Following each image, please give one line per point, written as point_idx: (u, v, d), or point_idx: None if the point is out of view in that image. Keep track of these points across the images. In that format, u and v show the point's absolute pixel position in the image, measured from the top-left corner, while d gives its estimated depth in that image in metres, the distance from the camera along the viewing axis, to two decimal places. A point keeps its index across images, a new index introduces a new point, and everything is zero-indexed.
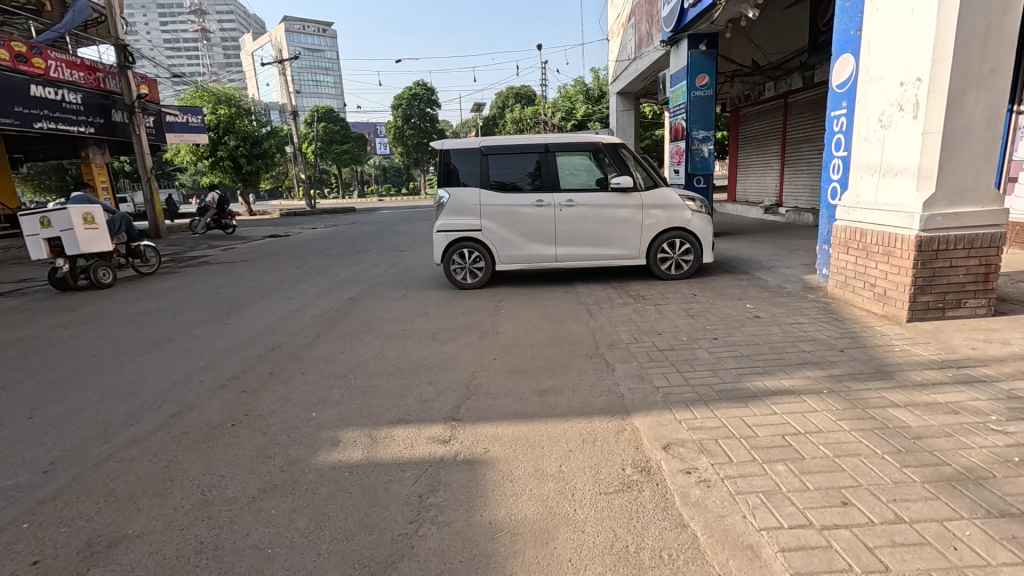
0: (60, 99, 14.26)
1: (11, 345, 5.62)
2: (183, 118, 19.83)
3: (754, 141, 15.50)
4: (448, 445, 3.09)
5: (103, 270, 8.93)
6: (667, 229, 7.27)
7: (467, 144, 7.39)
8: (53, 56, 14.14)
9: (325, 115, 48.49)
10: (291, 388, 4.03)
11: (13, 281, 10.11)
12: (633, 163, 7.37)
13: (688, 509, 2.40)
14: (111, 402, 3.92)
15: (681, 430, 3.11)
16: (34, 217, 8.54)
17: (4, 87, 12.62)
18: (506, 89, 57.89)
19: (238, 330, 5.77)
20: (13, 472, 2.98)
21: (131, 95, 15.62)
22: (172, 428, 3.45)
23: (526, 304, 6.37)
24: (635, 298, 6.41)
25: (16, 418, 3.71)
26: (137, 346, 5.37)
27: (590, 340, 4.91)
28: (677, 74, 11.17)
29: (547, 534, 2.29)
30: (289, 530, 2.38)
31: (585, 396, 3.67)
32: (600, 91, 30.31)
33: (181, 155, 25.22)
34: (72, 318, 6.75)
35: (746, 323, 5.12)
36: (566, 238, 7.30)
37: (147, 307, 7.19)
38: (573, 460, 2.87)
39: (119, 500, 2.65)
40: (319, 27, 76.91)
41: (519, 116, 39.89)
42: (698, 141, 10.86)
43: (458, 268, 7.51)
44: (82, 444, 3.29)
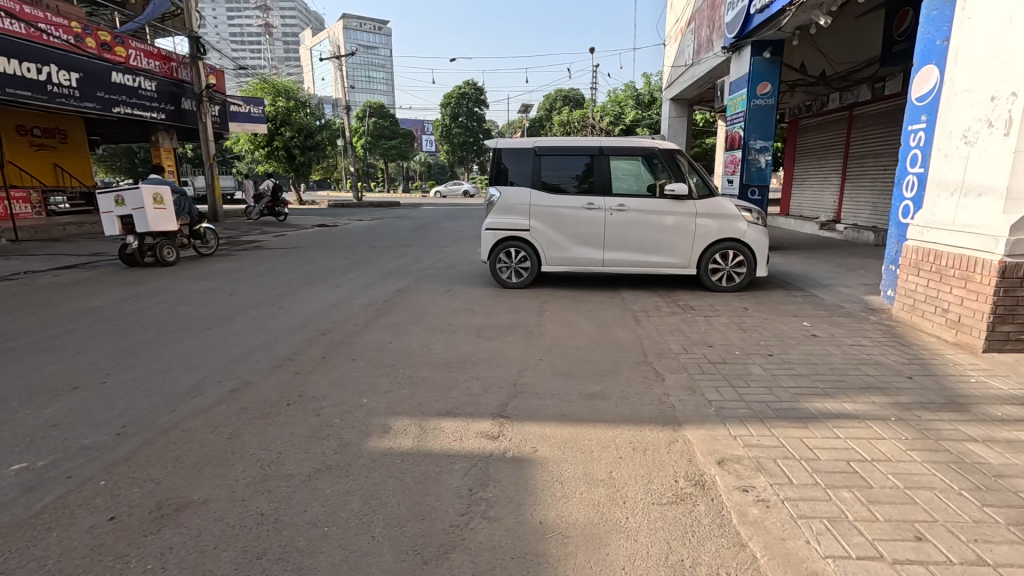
0: (137, 86, 15.13)
1: (83, 313, 5.99)
2: (246, 109, 20.73)
3: (813, 154, 14.92)
4: (497, 441, 3.10)
5: (168, 249, 9.44)
6: (719, 239, 7.08)
7: (520, 144, 7.39)
8: (133, 45, 15.05)
9: (377, 111, 49.78)
10: (342, 373, 4.14)
11: (87, 254, 10.81)
12: (688, 169, 7.21)
13: (746, 528, 2.32)
14: (175, 374, 4.11)
15: (735, 446, 3.01)
16: (109, 196, 9.07)
17: (87, 74, 13.57)
18: (554, 91, 58.07)
19: (291, 314, 5.97)
20: (89, 432, 3.17)
21: (201, 84, 16.42)
22: (232, 402, 3.60)
23: (571, 307, 6.33)
24: (684, 308, 6.27)
25: (91, 382, 3.95)
26: (198, 323, 5.63)
27: (638, 348, 4.82)
28: (737, 82, 10.87)
29: (600, 540, 2.26)
30: (344, 510, 2.44)
31: (634, 404, 3.61)
32: (650, 97, 29.95)
33: (240, 144, 26.43)
34: (139, 292, 7.14)
35: (802, 341, 4.93)
36: (614, 243, 7.22)
37: (206, 287, 7.54)
38: (624, 467, 2.82)
39: (186, 467, 2.78)
40: (375, 25, 79.09)
41: (566, 118, 39.79)
42: (755, 150, 10.51)
43: (503, 267, 7.54)
44: (150, 411, 3.47)
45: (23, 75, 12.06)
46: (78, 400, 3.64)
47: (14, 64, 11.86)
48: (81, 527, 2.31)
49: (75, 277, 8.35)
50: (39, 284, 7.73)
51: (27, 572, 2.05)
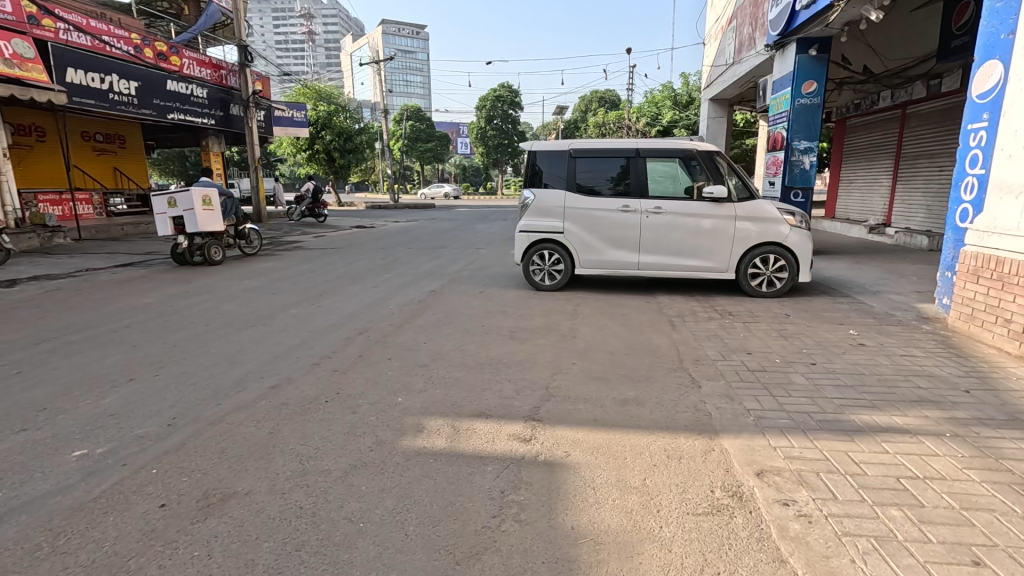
0: (189, 93, 15.88)
1: (137, 309, 6.34)
2: (290, 113, 21.43)
3: (861, 154, 14.30)
4: (529, 444, 3.10)
5: (215, 249, 9.87)
6: (759, 243, 6.87)
7: (555, 146, 7.38)
8: (187, 55, 15.85)
9: (415, 113, 50.58)
10: (378, 372, 4.24)
11: (141, 252, 11.45)
12: (727, 171, 7.04)
13: (786, 544, 2.24)
14: (220, 369, 4.29)
15: (776, 458, 2.91)
16: (163, 198, 9.54)
17: (145, 83, 14.36)
18: (590, 93, 58.09)
19: (330, 313, 6.14)
20: (143, 422, 3.35)
21: (248, 90, 17.06)
22: (272, 398, 3.73)
23: (605, 310, 6.27)
24: (722, 314, 6.11)
25: (145, 374, 4.17)
26: (242, 320, 5.86)
27: (674, 353, 4.73)
28: (781, 81, 10.53)
29: (632, 549, 2.23)
30: (378, 507, 2.48)
31: (668, 411, 3.54)
32: (688, 97, 29.45)
33: (284, 147, 27.43)
34: (189, 290, 7.48)
35: (848, 350, 4.72)
36: (650, 246, 7.10)
37: (250, 285, 7.84)
38: (658, 475, 2.78)
39: (231, 460, 2.90)
40: (413, 30, 80.87)
41: (602, 118, 39.41)
42: (799, 151, 10.16)
43: (536, 269, 7.51)
44: (197, 404, 3.64)
45: (88, 84, 12.84)
46: (133, 391, 3.86)
47: (80, 75, 12.66)
48: (134, 512, 2.44)
49: (130, 274, 8.85)
50: (99, 281, 8.21)
51: (87, 553, 2.18)
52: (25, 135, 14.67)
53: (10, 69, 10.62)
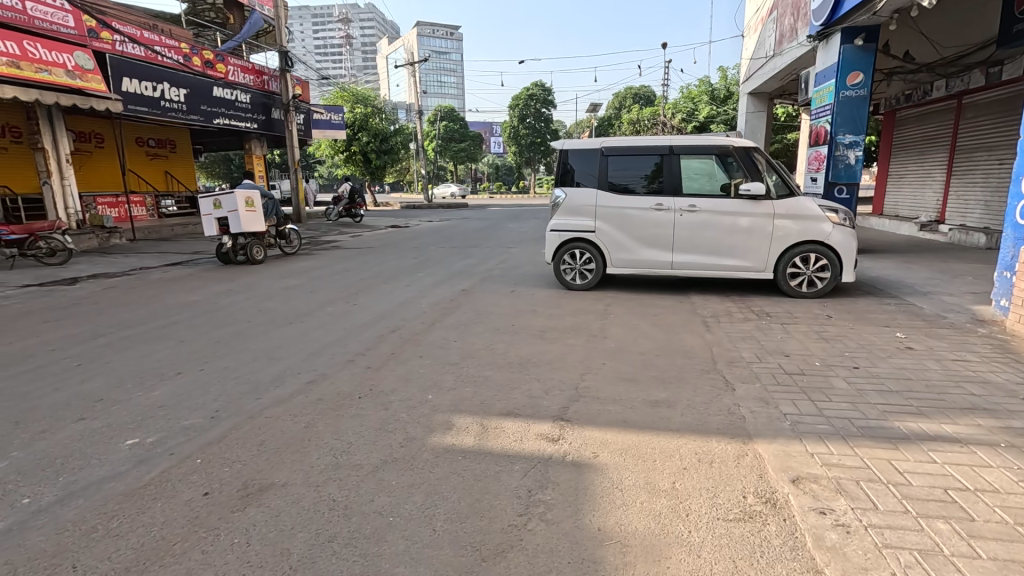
0: (234, 99, 16.55)
1: (184, 306, 6.66)
2: (328, 117, 22.01)
3: (912, 147, 13.60)
4: (556, 444, 3.10)
5: (257, 249, 10.26)
6: (799, 242, 6.64)
7: (587, 144, 7.31)
8: (232, 62, 16.52)
9: (449, 114, 51.10)
10: (409, 369, 4.32)
11: (189, 252, 12.00)
12: (765, 167, 6.85)
13: (822, 554, 2.17)
14: (261, 364, 4.47)
15: (812, 464, 2.82)
16: (209, 199, 9.94)
17: (193, 90, 15.04)
18: (624, 89, 57.43)
19: (364, 311, 6.29)
20: (189, 414, 3.53)
21: (288, 95, 17.62)
22: (309, 393, 3.86)
23: (637, 310, 6.19)
24: (759, 315, 5.93)
25: (191, 368, 4.38)
26: (282, 317, 6.08)
27: (707, 355, 4.62)
28: (824, 73, 10.13)
29: (659, 553, 2.20)
30: (407, 502, 2.54)
31: (700, 414, 3.47)
32: (726, 91, 28.75)
33: (323, 149, 28.23)
34: (232, 288, 7.80)
35: (894, 353, 4.51)
36: (684, 245, 6.97)
37: (289, 284, 8.10)
38: (688, 480, 2.73)
39: (269, 452, 3.02)
40: (447, 30, 81.59)
41: (636, 115, 38.85)
42: (844, 146, 9.74)
43: (567, 268, 7.46)
44: (239, 397, 3.80)
45: (141, 92, 13.54)
46: (180, 384, 4.06)
47: (135, 84, 13.38)
48: (180, 499, 2.57)
49: (179, 273, 9.29)
50: (150, 279, 8.65)
51: (137, 536, 2.31)
52: (85, 142, 15.63)
53: (72, 80, 11.34)
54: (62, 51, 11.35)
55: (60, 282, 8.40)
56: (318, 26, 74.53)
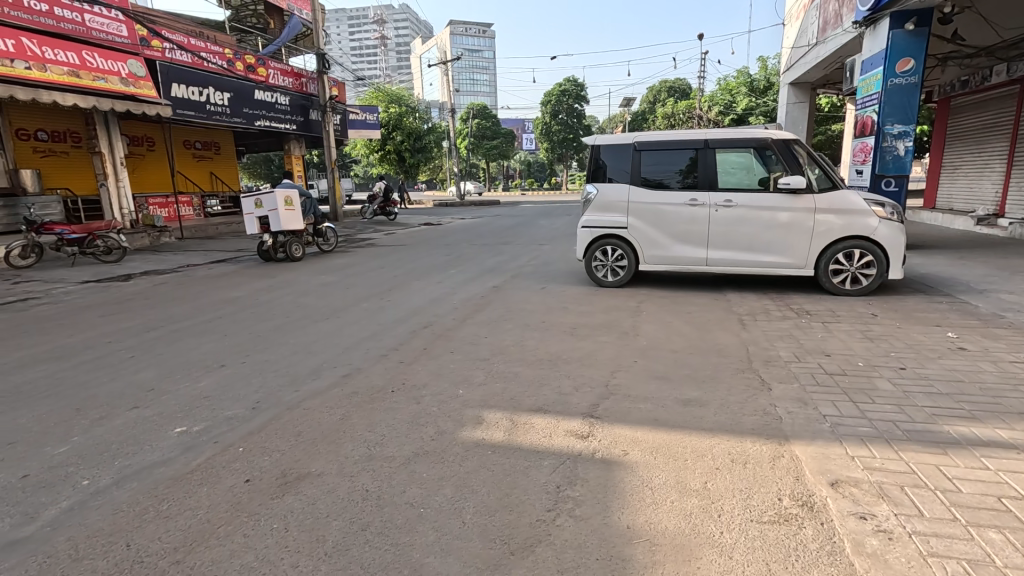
0: (274, 101, 17.10)
1: (227, 302, 6.94)
2: (363, 116, 22.45)
3: (969, 136, 12.83)
4: (586, 441, 3.10)
5: (296, 246, 10.59)
6: (842, 237, 6.39)
7: (619, 140, 7.20)
8: (272, 65, 17.08)
9: (481, 112, 51.33)
10: (441, 364, 4.38)
11: (233, 250, 12.49)
12: (806, 161, 6.61)
13: (862, 560, 2.09)
14: (299, 358, 4.63)
15: (853, 468, 2.72)
16: (251, 199, 10.31)
17: (236, 94, 15.63)
18: (659, 83, 56.45)
19: (397, 307, 6.42)
20: (232, 404, 3.69)
21: (325, 96, 18.08)
22: (344, 386, 3.97)
23: (670, 308, 6.09)
24: (798, 313, 5.73)
25: (234, 361, 4.58)
26: (319, 313, 6.26)
27: (742, 354, 4.50)
28: (871, 60, 9.67)
29: (689, 553, 2.17)
30: (438, 494, 2.59)
31: (734, 413, 3.39)
32: (766, 82, 27.88)
33: (358, 149, 28.86)
34: (272, 285, 8.08)
35: (945, 354, 4.29)
36: (720, 241, 6.80)
37: (325, 280, 8.33)
38: (721, 480, 2.67)
39: (306, 442, 3.13)
40: (480, 28, 81.92)
41: (671, 109, 38.08)
42: (892, 136, 9.28)
43: (599, 265, 7.39)
44: (278, 389, 3.95)
45: (189, 97, 14.16)
46: (224, 376, 4.24)
47: (183, 89, 14.00)
48: (224, 485, 2.70)
49: (223, 270, 9.68)
50: (197, 276, 9.05)
51: (185, 518, 2.44)
52: (138, 145, 16.46)
53: (126, 87, 11.98)
54: (116, 60, 11.96)
55: (115, 278, 8.90)
56: (354, 27, 75.98)
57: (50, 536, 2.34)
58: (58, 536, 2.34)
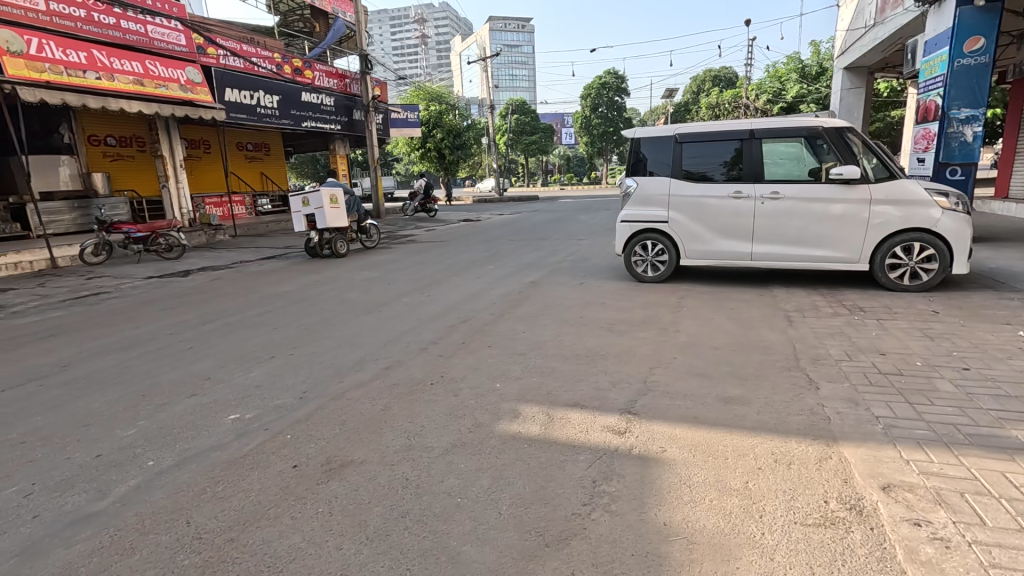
0: (320, 103, 17.68)
1: (277, 296, 7.27)
2: (405, 115, 22.85)
3: None
4: (623, 436, 3.08)
5: (340, 243, 10.94)
6: (900, 230, 6.04)
7: (659, 132, 7.05)
8: (318, 68, 17.65)
9: (520, 107, 51.34)
10: (479, 358, 4.44)
11: (282, 247, 13.03)
12: (861, 150, 6.28)
13: (914, 568, 2.00)
14: (343, 350, 4.80)
15: (907, 472, 2.58)
16: (298, 198, 10.71)
17: (285, 96, 16.26)
18: (703, 72, 54.92)
19: (436, 302, 6.53)
20: (281, 394, 3.87)
21: (368, 96, 18.52)
22: (386, 378, 4.09)
23: (712, 304, 5.93)
24: (850, 309, 5.47)
25: (282, 352, 4.80)
26: (361, 307, 6.45)
27: (789, 351, 4.34)
28: (936, 39, 9.06)
29: (728, 553, 2.13)
30: (475, 485, 2.64)
31: (779, 413, 3.28)
32: (819, 68, 26.63)
33: (400, 147, 29.40)
34: (318, 280, 8.38)
35: (1015, 354, 3.99)
36: (766, 235, 6.57)
37: (368, 276, 8.58)
38: (763, 480, 2.60)
39: (349, 431, 3.25)
40: (519, 23, 81.84)
41: (716, 99, 36.90)
42: (959, 121, 8.67)
43: (639, 260, 7.27)
44: (323, 380, 4.11)
45: (241, 101, 14.84)
46: (273, 367, 4.46)
47: (236, 93, 14.69)
48: (274, 470, 2.85)
49: (273, 266, 10.12)
50: (248, 272, 9.49)
51: (238, 500, 2.59)
52: (195, 148, 17.40)
53: (184, 94, 12.64)
54: (176, 67, 12.66)
55: (175, 274, 9.44)
56: (395, 27, 77.28)
57: (119, 511, 2.54)
58: (127, 512, 2.53)
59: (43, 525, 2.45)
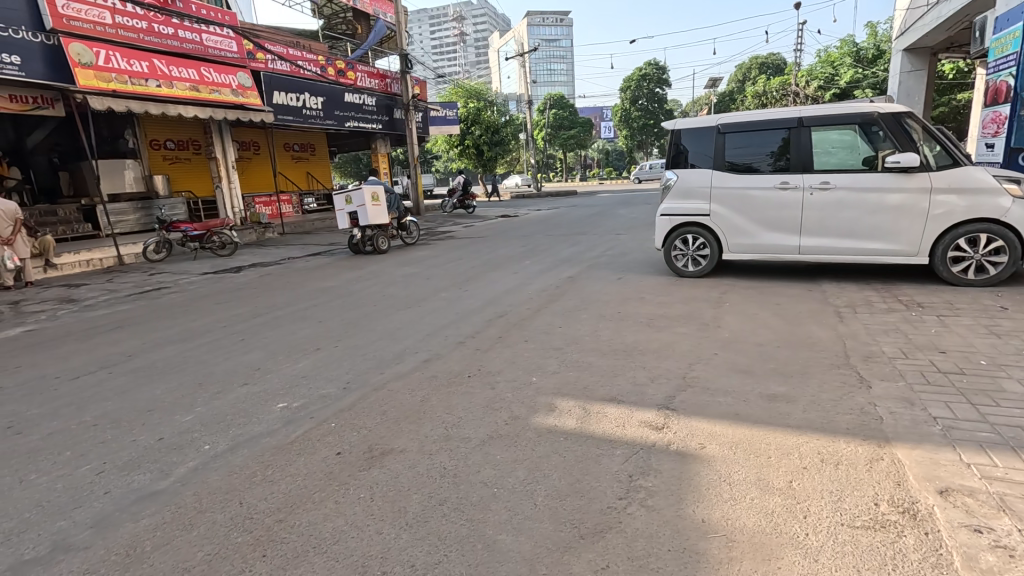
0: (362, 103, 18.16)
1: (322, 291, 7.54)
2: (443, 113, 23.13)
3: None
4: (660, 432, 3.04)
5: (381, 239, 11.20)
6: (965, 221, 5.67)
7: (701, 123, 6.86)
8: (360, 69, 18.12)
9: (558, 102, 51.02)
10: (516, 352, 4.47)
11: (326, 244, 13.48)
12: (921, 136, 5.92)
13: None
14: (385, 343, 4.94)
15: (968, 476, 2.44)
16: (342, 196, 11.02)
17: (329, 98, 16.78)
18: (749, 60, 53.02)
19: (474, 297, 6.61)
20: (326, 384, 4.03)
21: (408, 95, 18.86)
22: (424, 370, 4.19)
23: (757, 299, 5.74)
24: (907, 305, 5.17)
25: (327, 345, 4.98)
26: (402, 302, 6.61)
27: (839, 348, 4.16)
28: (1010, 14, 8.36)
29: (770, 552, 2.08)
30: (511, 476, 2.67)
31: (826, 411, 3.16)
32: (876, 51, 25.26)
33: (439, 145, 29.81)
34: (361, 276, 8.62)
35: None
36: (815, 227, 6.29)
37: (408, 271, 8.76)
38: (809, 480, 2.51)
39: (390, 421, 3.35)
40: (557, 17, 81.32)
41: (763, 87, 35.57)
42: None
43: (679, 255, 7.10)
44: (365, 372, 4.25)
45: (288, 103, 15.42)
46: (319, 358, 4.63)
47: (283, 96, 15.25)
48: (319, 456, 2.97)
49: (318, 262, 10.49)
50: (295, 268, 9.88)
51: (286, 483, 2.72)
52: (246, 150, 18.20)
53: (236, 98, 13.27)
54: (228, 73, 13.25)
55: (229, 270, 9.94)
56: (434, 26, 78.24)
57: (179, 491, 2.71)
58: (187, 491, 2.70)
59: (113, 500, 2.65)
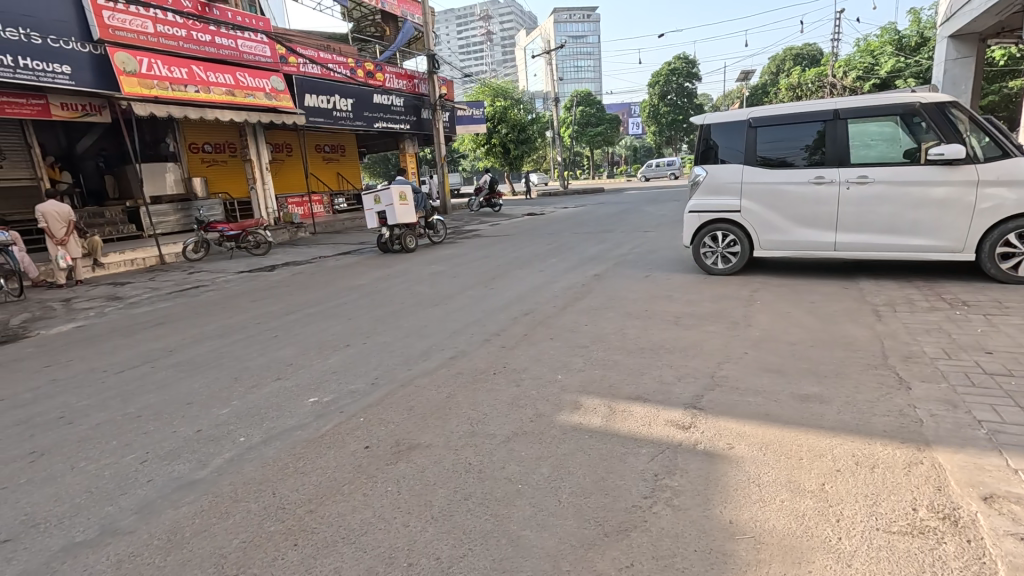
0: (390, 104, 18.43)
1: (351, 289, 7.70)
2: (470, 112, 23.25)
3: None
4: (687, 432, 2.99)
5: (409, 238, 11.35)
6: (1016, 215, 5.39)
7: (732, 117, 6.70)
8: (388, 70, 18.39)
9: (586, 98, 50.56)
10: (541, 350, 4.48)
11: (356, 243, 13.75)
12: (967, 127, 5.65)
13: None
14: (412, 340, 5.01)
15: (1014, 483, 2.33)
16: (370, 196, 11.21)
17: (358, 99, 17.09)
18: (784, 51, 51.49)
19: (500, 294, 6.64)
20: (355, 379, 4.12)
21: (435, 95, 19.03)
22: (450, 367, 4.23)
23: (790, 297, 5.59)
24: (951, 303, 4.95)
25: (356, 341, 5.09)
26: (429, 299, 6.70)
27: (876, 348, 4.02)
28: None
29: (800, 555, 2.03)
30: (535, 473, 2.68)
31: (862, 412, 3.06)
32: (920, 38, 24.18)
33: (466, 144, 29.97)
34: (389, 274, 8.76)
35: None
36: (851, 223, 6.08)
37: (435, 270, 8.85)
38: (842, 483, 2.44)
39: (417, 416, 3.40)
40: (584, 13, 80.65)
41: (798, 79, 34.47)
42: None
43: (708, 252, 6.98)
44: (393, 368, 4.33)
45: (320, 105, 15.77)
46: (348, 354, 4.74)
47: (314, 98, 15.60)
48: (348, 450, 3.04)
49: (348, 261, 10.71)
50: (326, 267, 10.12)
51: (316, 475, 2.80)
52: (279, 152, 18.70)
53: (270, 101, 13.67)
54: (262, 77, 13.65)
55: (263, 269, 10.26)
56: (462, 26, 78.69)
57: (217, 480, 2.83)
58: (223, 480, 2.81)
59: (156, 488, 2.78)
